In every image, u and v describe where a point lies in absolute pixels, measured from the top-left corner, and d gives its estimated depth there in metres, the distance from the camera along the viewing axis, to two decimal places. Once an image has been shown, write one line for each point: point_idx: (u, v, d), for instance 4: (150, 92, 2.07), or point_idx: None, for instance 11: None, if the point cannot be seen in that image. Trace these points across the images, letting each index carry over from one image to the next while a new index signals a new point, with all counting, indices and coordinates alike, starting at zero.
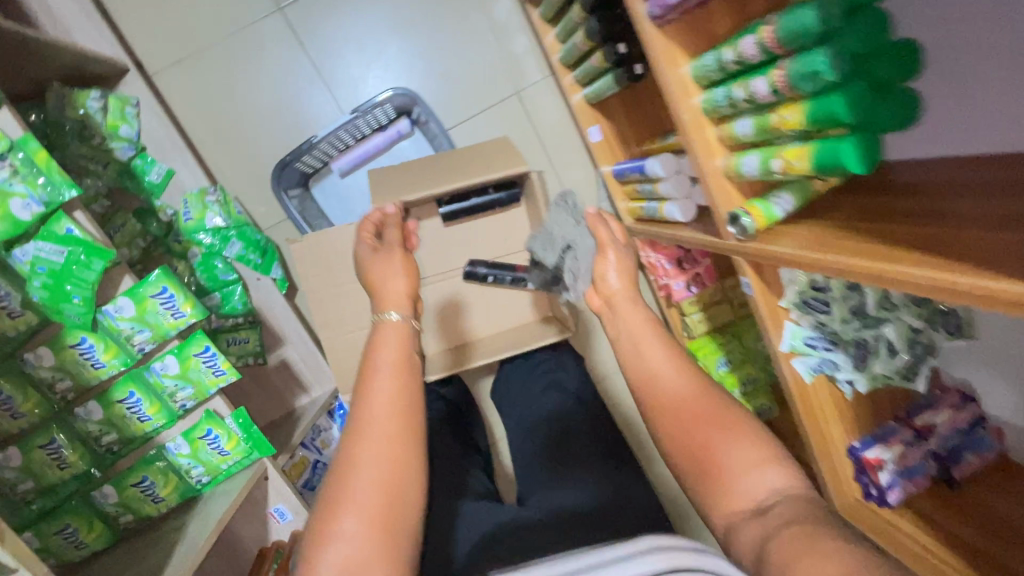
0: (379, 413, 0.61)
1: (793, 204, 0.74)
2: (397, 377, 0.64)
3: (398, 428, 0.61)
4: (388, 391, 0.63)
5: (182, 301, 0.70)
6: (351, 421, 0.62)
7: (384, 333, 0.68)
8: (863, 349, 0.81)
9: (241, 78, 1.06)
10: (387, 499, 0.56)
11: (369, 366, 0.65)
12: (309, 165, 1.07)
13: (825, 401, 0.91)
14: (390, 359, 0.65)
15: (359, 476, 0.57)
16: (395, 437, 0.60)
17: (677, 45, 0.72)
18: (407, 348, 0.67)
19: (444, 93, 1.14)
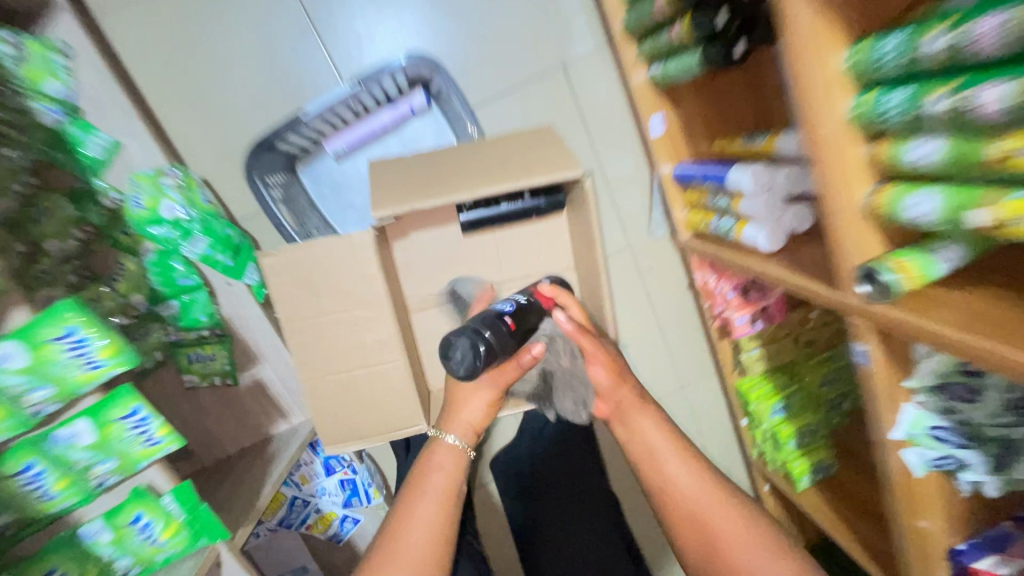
0: (410, 541, 0.63)
1: (960, 258, 0.53)
2: (444, 499, 0.67)
3: (437, 541, 0.64)
4: (427, 531, 0.64)
5: (101, 348, 0.51)
6: (379, 543, 0.64)
7: (436, 458, 0.69)
8: (1011, 451, 0.62)
9: (213, 19, 0.80)
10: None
11: (415, 490, 0.67)
12: (297, 143, 0.86)
13: (934, 498, 0.71)
14: (440, 478, 0.67)
15: None
16: (433, 547, 0.63)
17: (825, 25, 0.49)
18: (457, 477, 0.68)
19: (473, 61, 0.89)
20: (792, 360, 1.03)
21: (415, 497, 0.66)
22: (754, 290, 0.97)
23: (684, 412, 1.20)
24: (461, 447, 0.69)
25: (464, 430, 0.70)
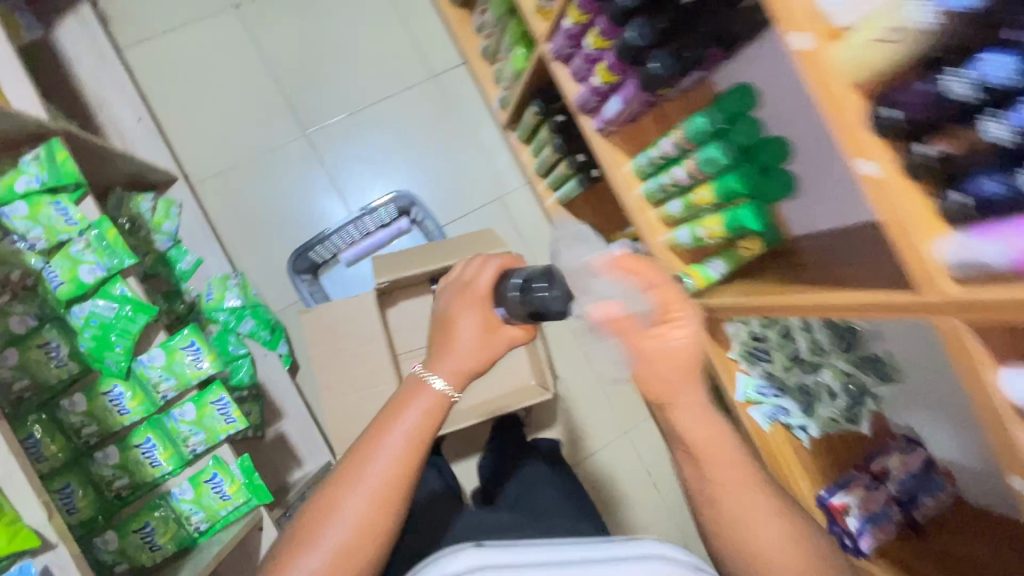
0: (368, 483, 0.52)
1: (723, 267, 0.87)
2: (412, 447, 0.54)
3: (396, 488, 0.53)
4: (384, 472, 0.53)
5: (205, 354, 0.81)
6: (330, 481, 0.53)
7: (415, 398, 0.56)
8: (809, 395, 0.93)
9: (271, 185, 1.28)
10: (366, 537, 0.51)
11: (374, 434, 0.54)
12: (321, 255, 1.24)
13: (786, 450, 0.99)
14: (418, 419, 0.55)
15: (326, 532, 0.50)
16: (391, 492, 0.52)
17: (617, 148, 0.92)
18: (437, 423, 0.56)
19: (438, 198, 1.35)
20: None
21: (379, 436, 0.54)
22: None
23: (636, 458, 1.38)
24: (445, 392, 0.56)
25: (453, 375, 0.57)
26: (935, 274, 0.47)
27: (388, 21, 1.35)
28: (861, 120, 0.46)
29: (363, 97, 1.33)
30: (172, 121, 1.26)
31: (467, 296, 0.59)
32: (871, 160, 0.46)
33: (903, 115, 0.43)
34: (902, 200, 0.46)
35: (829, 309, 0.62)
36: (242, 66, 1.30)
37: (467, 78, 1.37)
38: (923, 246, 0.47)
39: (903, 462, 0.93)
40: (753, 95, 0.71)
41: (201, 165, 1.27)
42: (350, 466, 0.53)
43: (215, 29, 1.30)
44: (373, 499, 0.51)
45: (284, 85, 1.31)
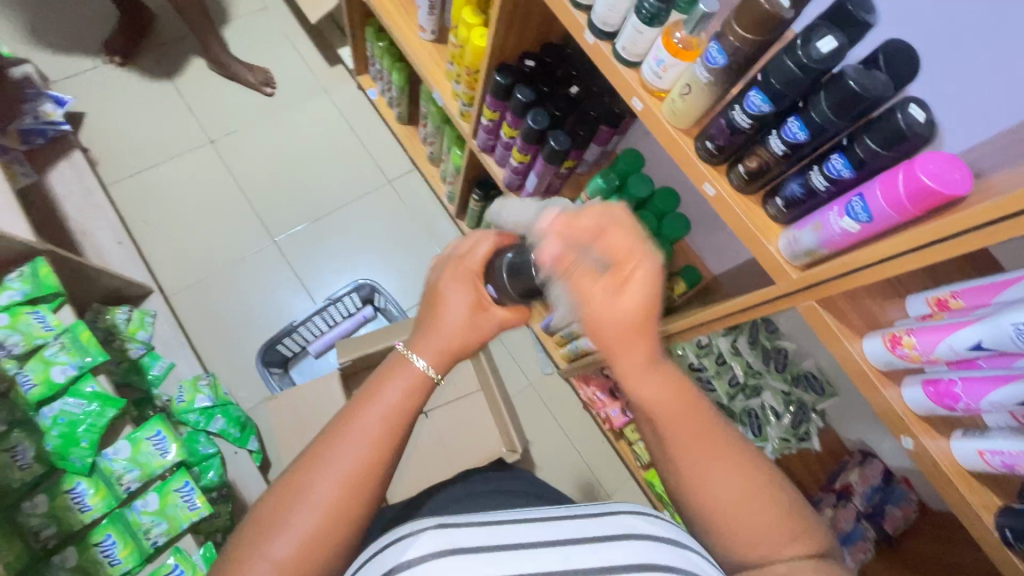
0: (356, 440, 0.53)
1: None
2: (388, 426, 0.55)
3: (371, 467, 0.53)
4: (372, 433, 0.54)
5: (171, 442, 0.84)
6: (324, 436, 0.54)
7: (397, 373, 0.57)
8: (755, 418, 0.98)
9: (242, 290, 1.39)
10: (336, 517, 0.51)
11: (367, 397, 0.56)
12: (290, 348, 1.32)
13: None
14: (396, 398, 0.56)
15: (313, 488, 0.51)
16: (364, 471, 0.53)
17: None
18: (416, 403, 0.57)
19: (401, 285, 1.45)
20: None
21: (357, 412, 0.55)
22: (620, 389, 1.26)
23: None
24: (426, 372, 0.58)
25: (435, 356, 0.59)
26: (782, 267, 0.57)
27: (348, 142, 1.56)
28: (690, 152, 0.59)
29: (327, 205, 1.49)
30: (150, 242, 1.39)
31: (459, 271, 0.61)
32: (709, 183, 0.59)
33: (711, 145, 0.56)
34: (739, 210, 0.58)
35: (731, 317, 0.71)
36: (217, 190, 1.47)
37: (419, 181, 1.55)
38: (767, 244, 0.58)
39: (862, 476, 0.93)
40: (640, 155, 0.86)
41: (177, 279, 1.37)
42: (323, 443, 0.53)
43: (195, 162, 1.48)
44: (348, 474, 0.52)
45: (255, 201, 1.47)
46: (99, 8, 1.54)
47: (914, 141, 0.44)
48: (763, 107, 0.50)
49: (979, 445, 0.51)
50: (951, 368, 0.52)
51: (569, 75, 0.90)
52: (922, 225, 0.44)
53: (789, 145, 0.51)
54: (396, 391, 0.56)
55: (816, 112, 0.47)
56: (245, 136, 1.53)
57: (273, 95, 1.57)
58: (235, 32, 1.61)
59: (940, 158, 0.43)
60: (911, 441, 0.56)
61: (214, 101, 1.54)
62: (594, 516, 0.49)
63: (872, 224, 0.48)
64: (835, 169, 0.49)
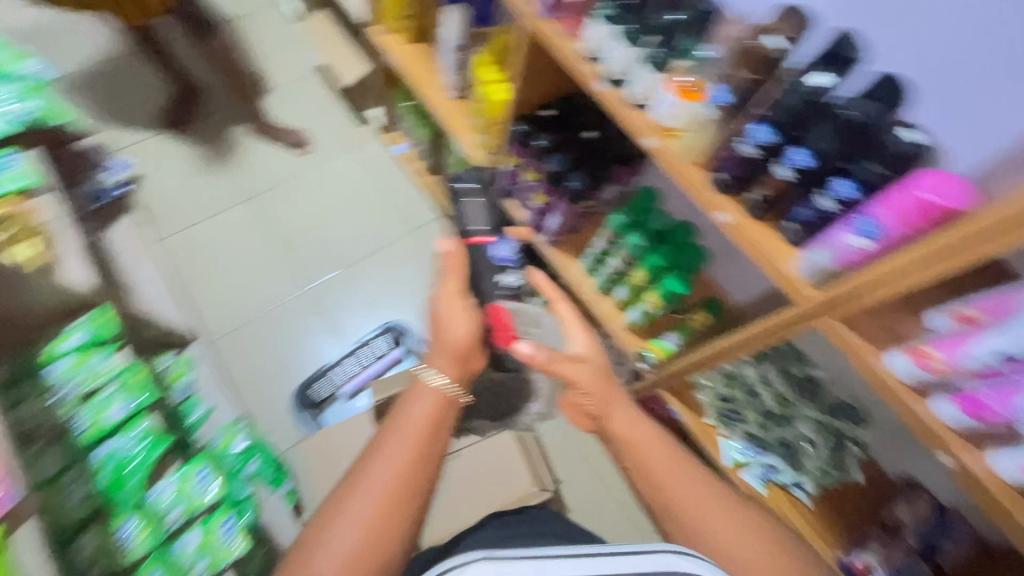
0: (395, 447, 0.67)
1: (679, 339, 0.98)
2: (417, 441, 0.68)
3: (410, 469, 0.66)
4: (407, 443, 0.68)
5: (214, 479, 0.90)
6: (370, 449, 0.69)
7: (420, 396, 0.75)
8: (791, 450, 0.96)
9: (277, 335, 1.45)
10: (382, 521, 0.62)
11: (398, 416, 0.72)
12: (322, 391, 1.36)
13: (794, 517, 0.94)
14: (419, 417, 0.71)
15: (362, 489, 0.63)
16: (401, 477, 0.65)
17: (568, 255, 1.11)
18: (438, 415, 0.73)
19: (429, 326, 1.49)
20: None
21: (389, 431, 0.70)
22: (648, 426, 1.24)
23: None
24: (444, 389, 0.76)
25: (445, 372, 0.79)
26: (801, 287, 0.59)
27: (377, 194, 1.66)
28: (703, 182, 0.63)
29: (358, 253, 1.57)
30: (194, 293, 1.48)
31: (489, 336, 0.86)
32: (723, 211, 0.62)
33: (722, 176, 0.60)
34: (755, 233, 0.61)
35: (754, 341, 0.73)
36: (255, 242, 1.56)
37: (444, 226, 1.63)
38: (784, 265, 0.60)
39: (912, 509, 0.88)
40: (656, 192, 0.90)
41: (215, 326, 1.44)
42: (366, 458, 0.67)
43: (236, 218, 1.59)
44: (389, 484, 0.64)
45: (290, 251, 1.56)
46: (155, 83, 1.71)
47: (914, 161, 0.47)
48: (769, 137, 0.54)
49: (1022, 459, 0.50)
50: (983, 379, 0.52)
51: (584, 121, 0.96)
52: (931, 237, 0.46)
53: (796, 171, 0.54)
54: (421, 408, 0.73)
55: (819, 140, 0.50)
56: (282, 192, 1.64)
57: (308, 153, 1.70)
58: (274, 99, 1.76)
59: (938, 176, 0.46)
60: (950, 458, 0.55)
61: (254, 161, 1.67)
62: (643, 553, 0.48)
63: (882, 240, 0.50)
64: (842, 192, 0.52)
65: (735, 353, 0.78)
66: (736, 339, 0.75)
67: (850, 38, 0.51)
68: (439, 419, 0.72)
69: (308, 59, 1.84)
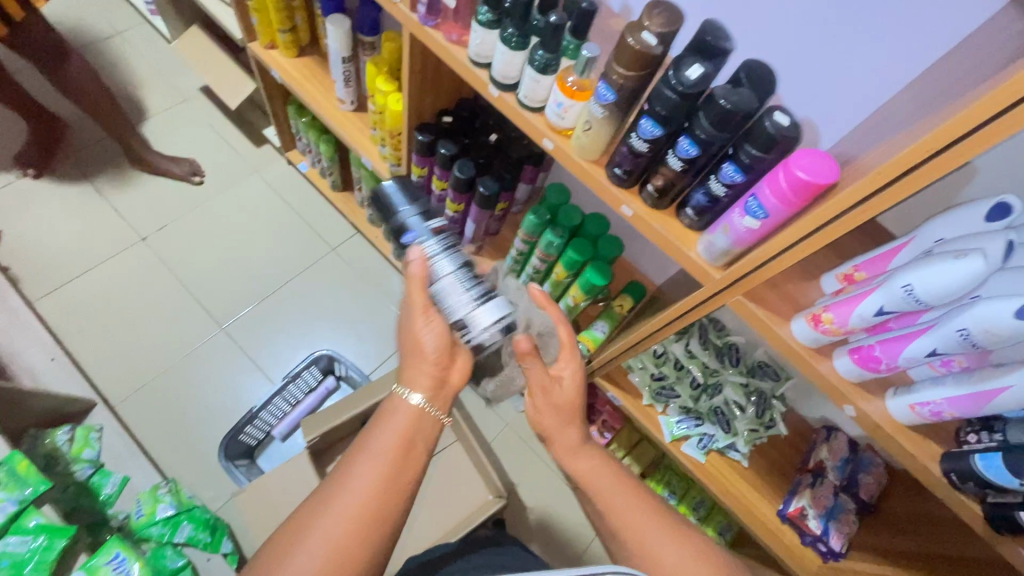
0: (371, 465, 0.59)
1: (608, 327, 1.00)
2: (388, 467, 0.59)
3: (385, 492, 0.58)
4: (383, 461, 0.59)
5: (134, 562, 0.79)
6: (341, 463, 0.60)
7: (394, 413, 0.65)
8: (723, 415, 1.00)
9: (193, 384, 1.33)
10: (345, 558, 0.53)
11: (373, 428, 0.63)
12: (252, 436, 1.27)
13: (735, 477, 0.99)
14: (393, 436, 0.62)
15: (325, 516, 0.55)
16: (376, 501, 0.57)
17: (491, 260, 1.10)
18: (414, 436, 0.63)
19: (361, 349, 1.44)
20: (656, 456, 1.25)
21: (357, 453, 0.60)
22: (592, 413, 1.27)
23: None
24: (424, 409, 0.66)
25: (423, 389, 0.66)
26: (706, 268, 0.61)
27: (286, 219, 1.57)
28: (603, 178, 0.64)
29: (271, 283, 1.48)
30: (88, 352, 1.33)
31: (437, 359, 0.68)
32: (625, 205, 0.64)
33: (619, 171, 0.61)
34: (659, 222, 0.63)
35: (673, 323, 0.75)
36: (155, 287, 1.42)
37: (363, 243, 1.57)
38: (688, 249, 0.62)
39: (832, 451, 0.96)
40: (565, 186, 0.91)
41: (119, 387, 1.31)
42: (331, 481, 0.58)
43: (126, 264, 1.44)
44: (356, 512, 0.55)
45: (196, 292, 1.44)
46: (6, 123, 1.51)
47: (785, 142, 0.49)
48: (656, 130, 0.55)
49: (910, 400, 0.56)
50: (869, 333, 0.56)
51: (485, 124, 0.95)
52: (812, 212, 0.49)
53: (685, 161, 0.56)
54: (394, 425, 0.63)
55: (700, 129, 0.52)
56: (177, 228, 1.50)
57: (201, 183, 1.57)
58: (154, 128, 1.61)
59: (810, 155, 0.49)
60: (854, 409, 0.60)
61: (140, 198, 1.52)
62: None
63: (770, 219, 0.52)
64: (728, 176, 0.54)
65: (659, 335, 0.80)
66: (657, 323, 0.77)
67: (716, 26, 0.53)
68: (412, 440, 0.63)
69: (187, 82, 1.69)
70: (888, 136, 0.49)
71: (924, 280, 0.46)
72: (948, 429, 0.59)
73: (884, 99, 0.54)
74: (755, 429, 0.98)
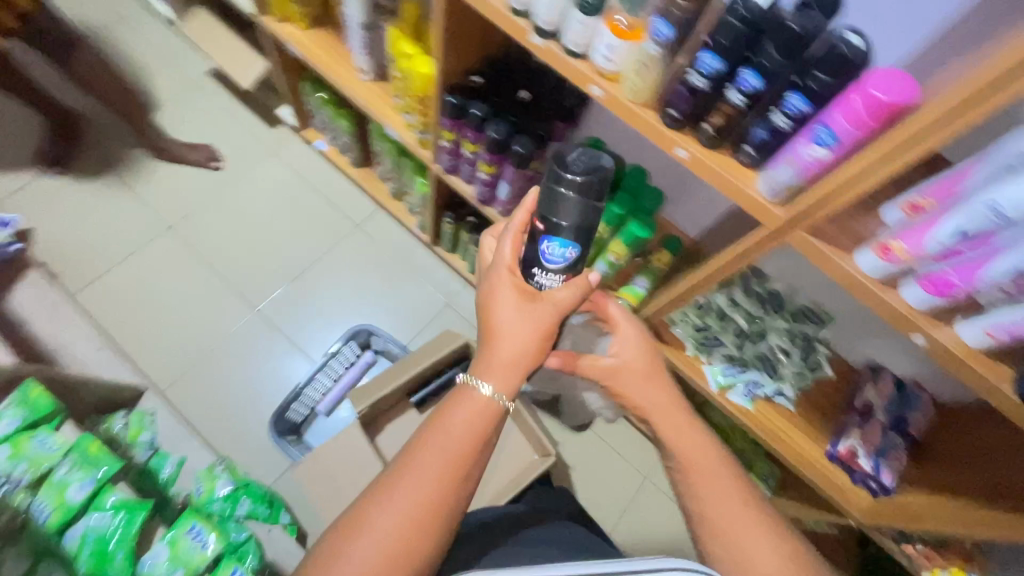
0: (443, 446, 0.64)
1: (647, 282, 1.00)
2: (458, 462, 0.64)
3: (452, 470, 0.63)
4: (451, 444, 0.65)
5: (210, 533, 0.81)
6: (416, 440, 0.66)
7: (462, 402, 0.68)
8: (769, 361, 1.00)
9: (235, 367, 1.36)
10: (417, 531, 0.60)
11: (442, 412, 0.68)
12: (298, 413, 1.30)
13: (782, 422, 1.00)
14: (464, 432, 0.66)
15: (403, 486, 0.61)
16: (444, 475, 0.62)
17: None
18: (478, 428, 0.67)
19: (394, 322, 1.45)
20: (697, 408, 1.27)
21: (428, 446, 0.65)
22: None
23: (666, 498, 1.37)
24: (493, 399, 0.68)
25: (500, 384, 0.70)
26: (767, 205, 0.61)
27: (308, 199, 1.57)
28: (656, 121, 0.63)
29: (300, 264, 1.49)
30: (130, 342, 1.35)
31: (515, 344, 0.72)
32: (680, 147, 0.62)
33: (675, 111, 0.60)
34: (716, 162, 0.62)
35: (726, 267, 0.75)
36: (187, 274, 1.43)
37: (386, 218, 1.57)
38: (747, 187, 0.61)
39: (880, 390, 0.97)
40: (602, 141, 0.90)
41: (162, 373, 1.33)
42: (402, 466, 0.64)
43: (156, 253, 1.45)
44: (426, 490, 0.61)
45: (227, 276, 1.45)
46: (20, 120, 1.50)
47: (859, 63, 0.48)
48: (716, 64, 0.54)
49: (984, 323, 0.55)
50: (941, 259, 0.55)
51: (515, 82, 0.94)
52: (889, 135, 0.48)
53: (747, 94, 0.54)
54: (463, 419, 0.67)
55: (766, 58, 0.51)
56: (201, 215, 1.50)
57: (220, 168, 1.56)
58: (167, 115, 1.60)
59: (889, 76, 0.47)
60: (923, 337, 0.60)
61: (161, 187, 1.51)
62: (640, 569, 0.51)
63: (839, 147, 0.51)
64: (794, 107, 0.53)
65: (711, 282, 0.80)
66: (710, 268, 0.77)
67: None
68: (482, 440, 0.66)
69: (195, 66, 1.67)
70: (967, 50, 0.48)
71: (1013, 196, 0.45)
72: (1020, 352, 0.58)
73: (955, 12, 0.52)
74: (803, 374, 0.99)
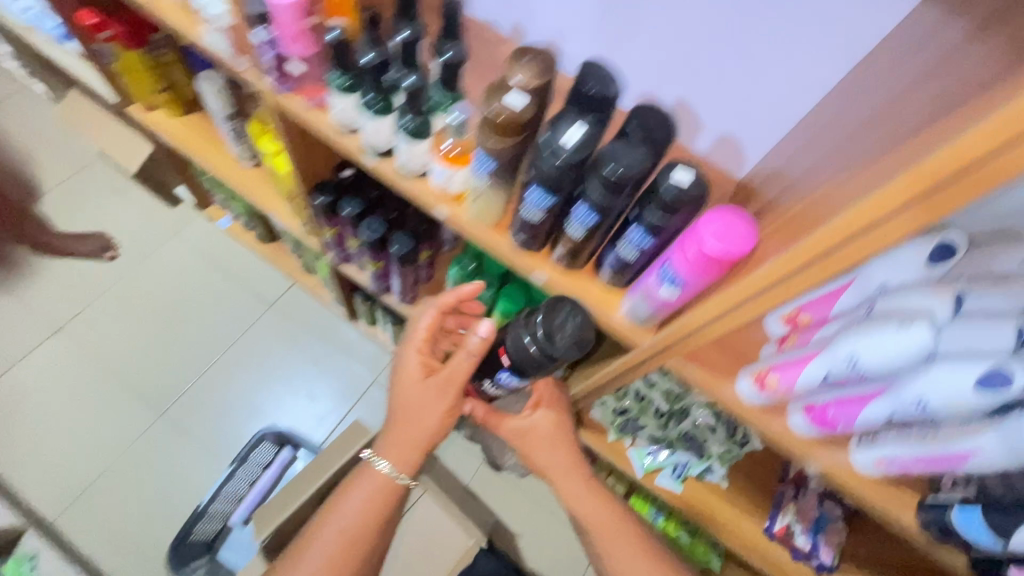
0: (347, 520, 0.72)
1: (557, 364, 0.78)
2: (354, 539, 0.72)
3: (353, 542, 0.72)
4: (352, 518, 0.72)
5: None
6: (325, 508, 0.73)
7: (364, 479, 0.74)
8: (695, 440, 0.94)
9: (138, 482, 1.23)
10: None
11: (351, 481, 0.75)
12: (205, 531, 1.18)
13: (718, 502, 0.93)
14: (364, 505, 0.73)
15: (310, 556, 0.71)
16: (347, 550, 0.71)
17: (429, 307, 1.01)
18: (379, 504, 0.74)
19: (316, 409, 1.35)
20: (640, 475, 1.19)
21: (335, 518, 0.73)
22: None
23: None
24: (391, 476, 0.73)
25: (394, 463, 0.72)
26: (633, 333, 0.54)
27: (215, 281, 1.46)
28: (506, 247, 0.56)
29: (208, 355, 1.38)
30: (16, 468, 1.22)
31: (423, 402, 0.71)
32: (536, 273, 0.56)
33: (520, 240, 0.53)
34: (575, 288, 0.55)
35: (618, 376, 0.68)
36: (79, 382, 1.31)
37: (302, 293, 1.47)
38: (611, 313, 0.55)
39: None
40: None
41: (54, 499, 1.20)
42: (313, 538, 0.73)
43: (45, 361, 1.32)
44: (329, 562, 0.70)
45: (127, 379, 1.33)
46: None
47: (691, 202, 0.42)
48: (546, 200, 0.47)
49: (876, 453, 0.49)
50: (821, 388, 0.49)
51: None
52: (733, 282, 0.42)
53: (586, 228, 0.48)
54: (364, 497, 0.73)
55: (594, 197, 0.44)
56: (96, 312, 1.38)
57: (115, 258, 1.45)
58: (52, 205, 1.47)
59: (724, 218, 0.41)
60: (819, 465, 0.53)
61: (48, 286, 1.39)
62: None
63: (687, 289, 0.45)
64: (637, 240, 0.46)
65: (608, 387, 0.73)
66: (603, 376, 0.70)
67: (594, 70, 0.46)
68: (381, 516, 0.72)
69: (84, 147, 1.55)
70: None
71: (872, 351, 0.39)
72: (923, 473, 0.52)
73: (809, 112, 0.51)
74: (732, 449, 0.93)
